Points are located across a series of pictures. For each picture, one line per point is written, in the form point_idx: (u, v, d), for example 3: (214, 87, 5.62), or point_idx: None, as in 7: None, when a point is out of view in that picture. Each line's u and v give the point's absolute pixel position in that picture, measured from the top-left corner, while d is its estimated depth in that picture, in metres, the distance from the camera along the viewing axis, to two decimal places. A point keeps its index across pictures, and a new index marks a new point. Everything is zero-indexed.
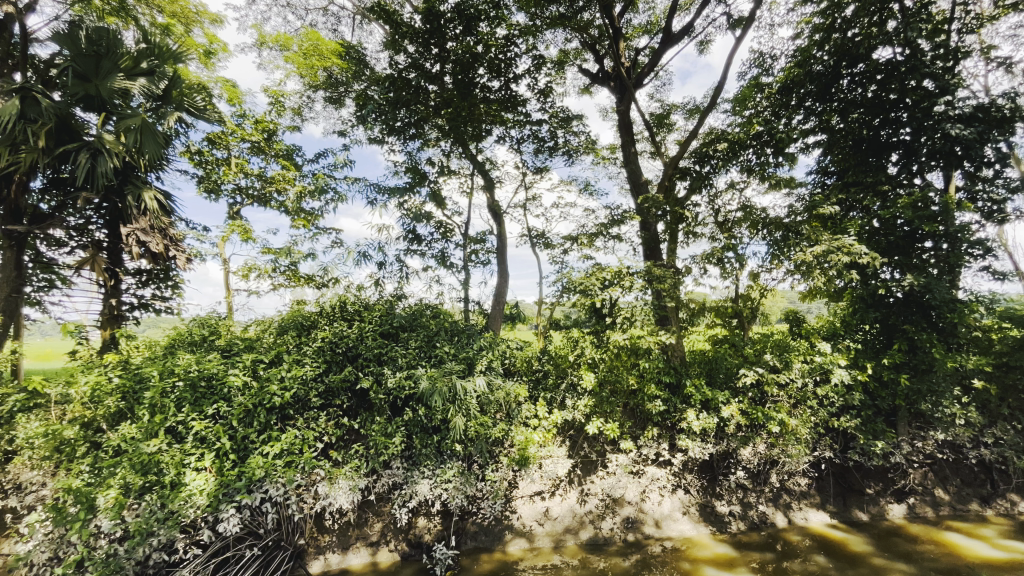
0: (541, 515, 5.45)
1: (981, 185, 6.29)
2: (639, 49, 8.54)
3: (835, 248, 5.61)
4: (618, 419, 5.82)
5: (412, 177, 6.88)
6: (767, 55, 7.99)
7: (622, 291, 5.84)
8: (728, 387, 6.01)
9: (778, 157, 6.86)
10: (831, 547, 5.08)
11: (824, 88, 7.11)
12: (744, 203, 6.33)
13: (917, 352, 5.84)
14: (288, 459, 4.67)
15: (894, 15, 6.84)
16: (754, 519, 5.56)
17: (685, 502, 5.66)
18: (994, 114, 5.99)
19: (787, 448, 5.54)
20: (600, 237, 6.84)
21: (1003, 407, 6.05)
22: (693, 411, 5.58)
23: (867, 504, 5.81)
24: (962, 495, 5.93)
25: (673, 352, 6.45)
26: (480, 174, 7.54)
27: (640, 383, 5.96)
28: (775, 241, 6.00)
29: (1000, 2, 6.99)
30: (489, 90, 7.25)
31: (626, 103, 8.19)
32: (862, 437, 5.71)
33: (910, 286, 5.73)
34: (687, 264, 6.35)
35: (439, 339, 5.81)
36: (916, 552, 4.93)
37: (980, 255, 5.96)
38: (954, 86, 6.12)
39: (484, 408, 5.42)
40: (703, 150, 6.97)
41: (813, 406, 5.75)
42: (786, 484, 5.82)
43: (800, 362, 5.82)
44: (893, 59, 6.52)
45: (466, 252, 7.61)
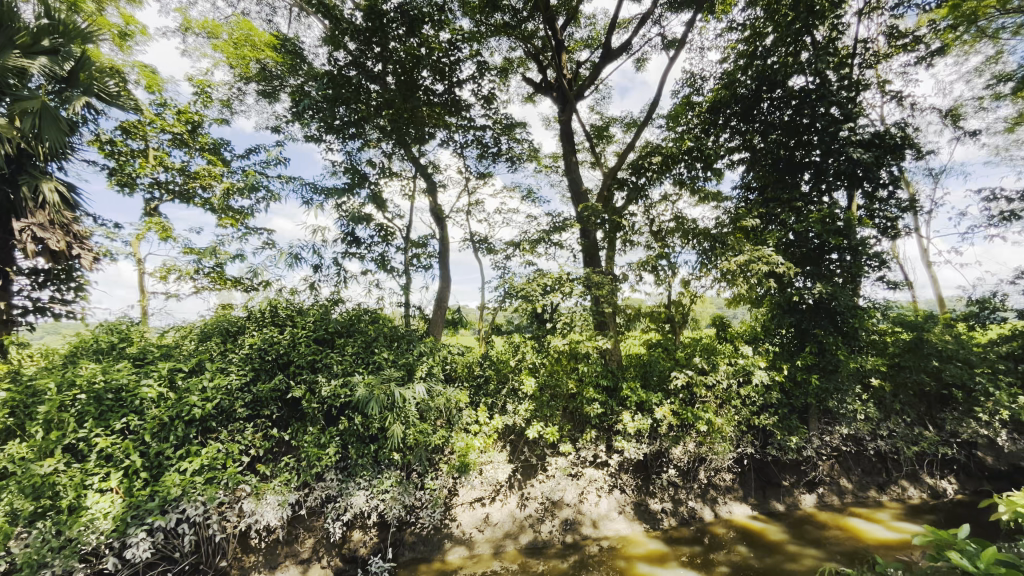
0: (481, 522, 5.42)
1: (878, 204, 7.04)
2: (580, 63, 8.81)
3: (756, 258, 6.06)
4: (557, 423, 5.91)
5: (351, 177, 6.64)
6: (698, 76, 8.49)
7: (562, 296, 5.99)
8: (661, 389, 6.29)
9: (707, 172, 7.30)
10: (752, 538, 5.43)
11: (747, 110, 7.64)
12: (676, 213, 6.68)
13: (825, 354, 6.41)
14: (209, 476, 4.34)
15: (807, 47, 7.51)
16: (684, 514, 5.83)
17: (620, 501, 5.82)
18: (888, 141, 6.77)
19: (714, 446, 5.87)
20: (542, 243, 6.94)
21: (896, 402, 6.75)
22: (628, 413, 5.80)
23: (783, 495, 6.26)
24: (863, 483, 6.52)
25: (611, 356, 6.64)
26: (423, 177, 7.41)
27: (578, 387, 6.08)
28: (703, 250, 6.38)
29: (894, 43, 7.87)
30: (432, 93, 7.20)
31: (568, 114, 8.42)
32: (779, 433, 6.15)
33: (819, 293, 6.28)
34: (623, 270, 6.60)
35: (378, 345, 5.61)
36: (823, 537, 5.39)
37: (877, 266, 6.66)
38: (856, 114, 6.82)
39: (424, 415, 5.32)
40: (639, 162, 7.30)
41: (737, 405, 6.13)
42: (713, 480, 6.15)
43: (726, 364, 6.20)
44: (806, 87, 7.13)
45: (407, 257, 7.42)
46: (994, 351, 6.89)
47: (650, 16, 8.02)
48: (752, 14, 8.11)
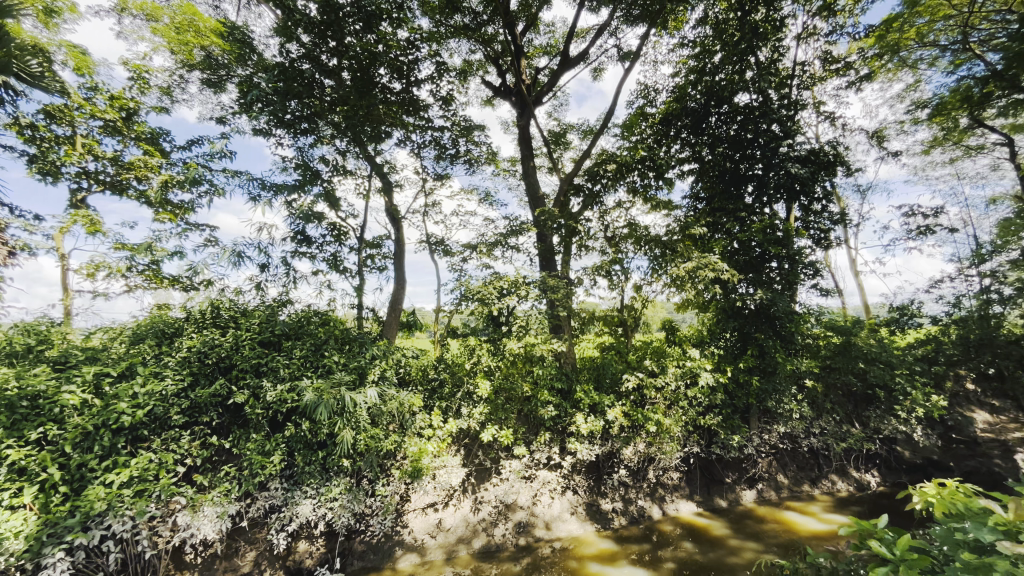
0: (433, 527, 5.35)
1: (813, 216, 7.53)
2: (539, 69, 8.92)
3: (703, 265, 6.32)
4: (512, 426, 5.92)
5: (302, 174, 6.39)
6: (651, 88, 8.79)
7: (518, 299, 6.02)
8: (613, 391, 6.45)
9: (659, 181, 7.55)
10: (697, 534, 5.64)
11: (697, 123, 7.98)
12: (630, 220, 6.88)
13: (765, 357, 6.78)
14: (139, 488, 4.04)
15: (751, 66, 7.93)
16: (634, 513, 5.99)
17: (573, 502, 5.91)
18: (822, 158, 7.27)
19: (662, 446, 6.05)
20: (499, 246, 6.95)
21: (827, 401, 7.21)
22: (581, 415, 5.90)
23: (725, 491, 6.55)
24: (798, 478, 6.92)
25: (565, 359, 6.73)
26: (378, 177, 7.25)
27: (533, 390, 6.11)
28: (655, 257, 6.60)
29: (828, 67, 8.45)
30: (390, 91, 7.15)
31: (526, 118, 8.50)
32: (723, 433, 6.43)
33: (760, 299, 6.63)
34: (578, 275, 6.72)
35: (328, 348, 5.42)
36: (762, 531, 5.68)
37: (812, 275, 7.11)
38: (794, 132, 7.28)
39: (375, 420, 5.19)
40: (595, 169, 7.47)
41: (684, 406, 6.35)
42: (661, 479, 6.34)
43: (674, 367, 6.44)
44: (750, 104, 7.53)
45: (360, 258, 7.23)
46: (912, 353, 7.51)
47: (606, 27, 8.23)
48: (702, 32, 8.50)
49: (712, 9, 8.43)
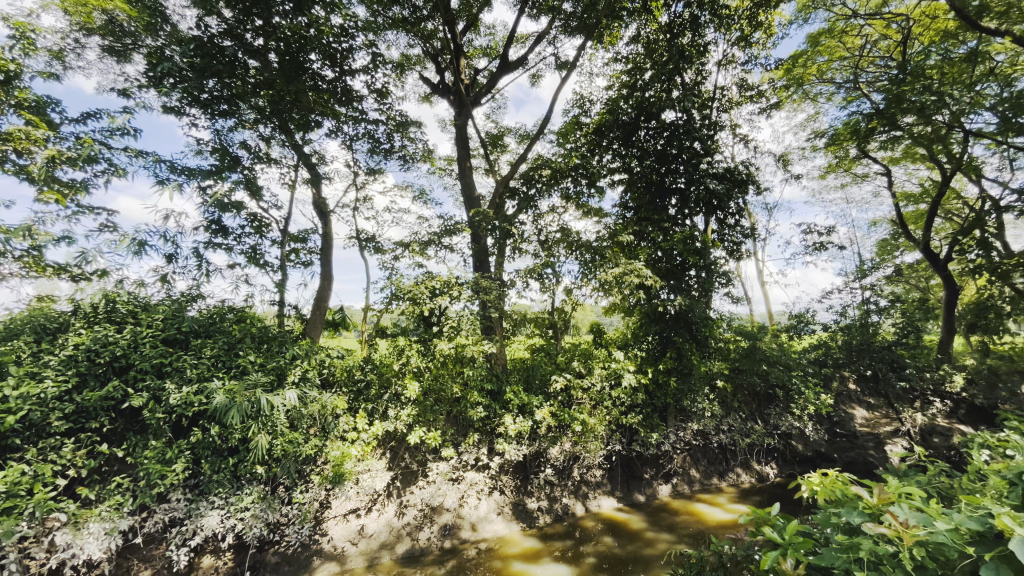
0: (355, 534, 5.17)
1: (727, 229, 8.17)
2: (478, 70, 8.92)
3: (629, 271, 6.63)
4: (440, 428, 5.85)
5: (219, 159, 5.90)
6: (587, 99, 9.08)
7: (451, 299, 5.98)
8: (542, 392, 6.58)
9: (591, 189, 7.81)
10: (616, 528, 5.90)
11: (627, 135, 8.34)
12: (562, 225, 7.06)
13: (682, 359, 7.25)
14: (7, 505, 3.54)
15: (678, 86, 8.43)
16: (558, 511, 6.14)
17: (500, 502, 5.95)
18: (737, 176, 7.94)
19: (587, 444, 6.24)
20: (433, 246, 6.86)
21: (735, 401, 7.78)
22: (510, 416, 5.98)
23: (643, 486, 6.89)
24: (708, 472, 7.43)
25: (496, 361, 6.75)
26: (306, 167, 6.88)
27: (463, 392, 6.06)
28: (585, 262, 6.81)
29: (744, 93, 9.21)
30: (321, 79, 6.81)
31: (464, 118, 8.47)
32: (643, 431, 6.74)
33: (679, 305, 7.09)
34: (511, 277, 6.78)
35: (243, 347, 5.04)
36: (675, 523, 6.05)
37: (725, 283, 7.72)
38: (713, 150, 7.85)
39: (294, 423, 4.91)
40: (530, 173, 7.63)
41: (608, 406, 6.60)
42: (585, 477, 6.54)
43: (600, 368, 6.72)
44: (676, 121, 7.98)
45: (283, 252, 6.80)
46: (806, 357, 8.36)
47: (545, 36, 8.40)
48: (635, 49, 8.93)
49: (644, 29, 8.88)
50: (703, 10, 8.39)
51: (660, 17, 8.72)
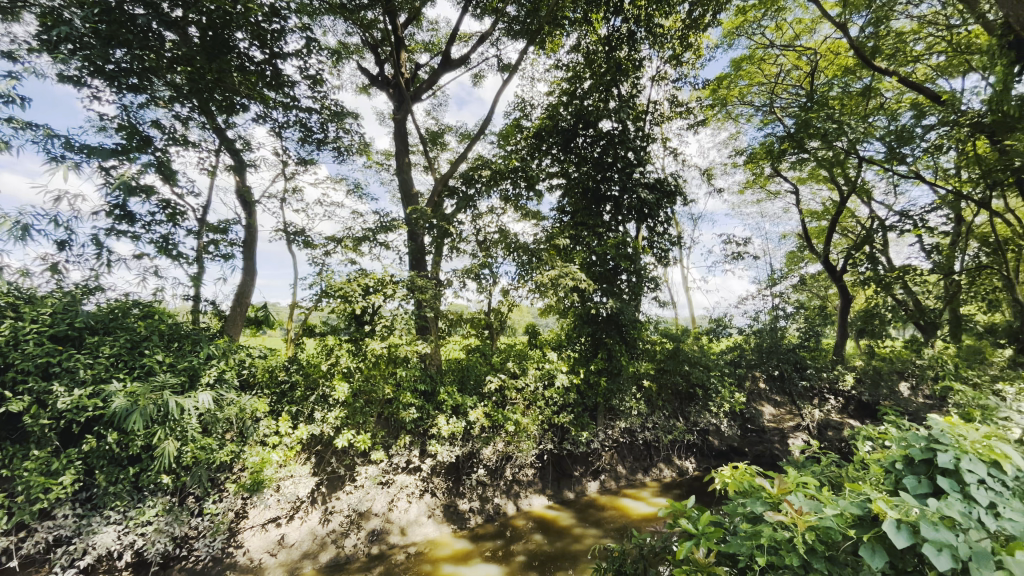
0: (273, 545, 4.88)
1: (656, 236, 8.60)
2: (419, 65, 8.76)
3: (564, 274, 6.79)
4: (370, 430, 5.65)
5: (126, 138, 5.34)
6: (528, 103, 9.18)
7: (384, 297, 5.84)
8: (476, 393, 6.57)
9: (530, 192, 7.90)
10: (546, 526, 6.01)
11: (566, 141, 8.49)
12: (501, 226, 7.09)
13: (612, 360, 7.56)
14: None
15: (615, 97, 8.75)
16: (490, 511, 6.16)
17: (430, 505, 5.87)
18: (666, 187, 8.42)
19: (519, 444, 6.30)
20: (367, 242, 6.62)
21: (660, 399, 8.15)
22: (444, 417, 5.91)
23: (573, 484, 7.08)
24: (633, 468, 7.77)
25: (431, 361, 6.63)
26: (229, 153, 6.41)
27: (395, 393, 5.89)
28: (522, 263, 6.90)
29: (674, 109, 9.74)
30: (248, 60, 6.37)
31: (403, 113, 8.29)
32: (573, 430, 6.89)
33: (611, 307, 7.37)
34: (448, 276, 6.71)
35: (150, 345, 4.59)
36: (601, 518, 6.28)
37: (653, 287, 8.14)
38: (645, 161, 8.24)
39: (207, 428, 4.55)
40: (470, 173, 7.60)
41: (541, 406, 6.71)
42: (517, 476, 6.60)
43: (534, 369, 6.84)
44: (612, 131, 8.27)
45: (200, 243, 6.27)
46: (723, 358, 8.98)
47: (488, 37, 8.42)
48: (575, 58, 9.17)
49: (584, 39, 9.14)
50: (639, 27, 8.79)
51: (599, 29, 9.03)
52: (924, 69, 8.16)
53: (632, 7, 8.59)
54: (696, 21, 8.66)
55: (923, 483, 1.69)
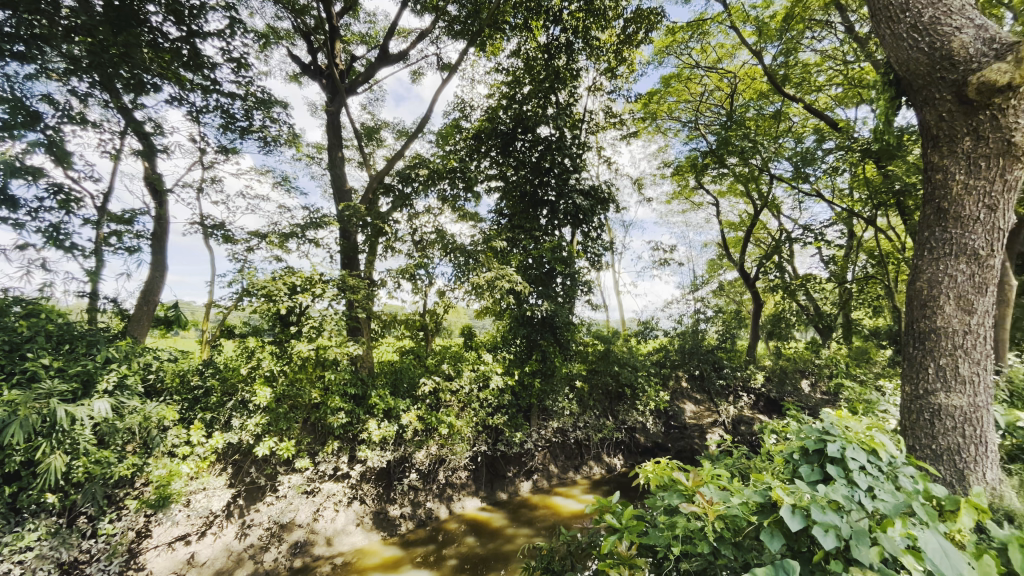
0: (181, 564, 4.51)
1: (589, 241, 8.91)
2: (355, 56, 8.45)
3: (501, 276, 6.84)
4: (294, 437, 5.34)
5: (10, 112, 4.68)
6: (467, 104, 9.15)
7: (313, 297, 5.59)
8: (409, 396, 6.42)
9: (468, 193, 7.87)
10: (479, 528, 6.01)
11: (505, 145, 8.52)
12: (438, 226, 7.01)
13: (546, 361, 7.71)
14: None
15: (553, 104, 8.93)
16: (421, 516, 6.06)
17: (359, 513, 5.68)
18: (599, 194, 8.75)
19: (453, 447, 6.25)
20: (295, 238, 6.29)
21: (592, 399, 8.39)
22: (375, 421, 5.72)
23: (506, 485, 7.12)
24: (565, 467, 7.95)
25: (362, 363, 6.39)
26: (136, 137, 5.82)
27: (323, 397, 5.63)
28: (458, 264, 6.86)
29: (608, 119, 10.11)
30: (162, 35, 5.85)
31: (337, 105, 7.96)
32: (507, 431, 6.93)
33: (545, 310, 7.51)
34: (382, 276, 6.52)
35: (34, 347, 4.05)
36: (533, 517, 6.39)
37: (586, 291, 8.40)
38: (580, 168, 8.50)
39: (104, 439, 4.09)
40: (407, 171, 7.37)
41: (476, 408, 6.68)
42: (450, 479, 6.54)
43: (469, 370, 6.83)
44: (550, 137, 8.44)
45: (98, 233, 5.64)
46: (649, 359, 9.45)
47: (428, 34, 8.30)
48: (515, 63, 9.27)
49: (524, 45, 9.27)
50: (576, 38, 9.07)
51: (539, 37, 9.21)
52: (825, 98, 9.08)
53: (570, 18, 8.85)
54: (630, 37, 9.08)
55: (814, 470, 1.87)
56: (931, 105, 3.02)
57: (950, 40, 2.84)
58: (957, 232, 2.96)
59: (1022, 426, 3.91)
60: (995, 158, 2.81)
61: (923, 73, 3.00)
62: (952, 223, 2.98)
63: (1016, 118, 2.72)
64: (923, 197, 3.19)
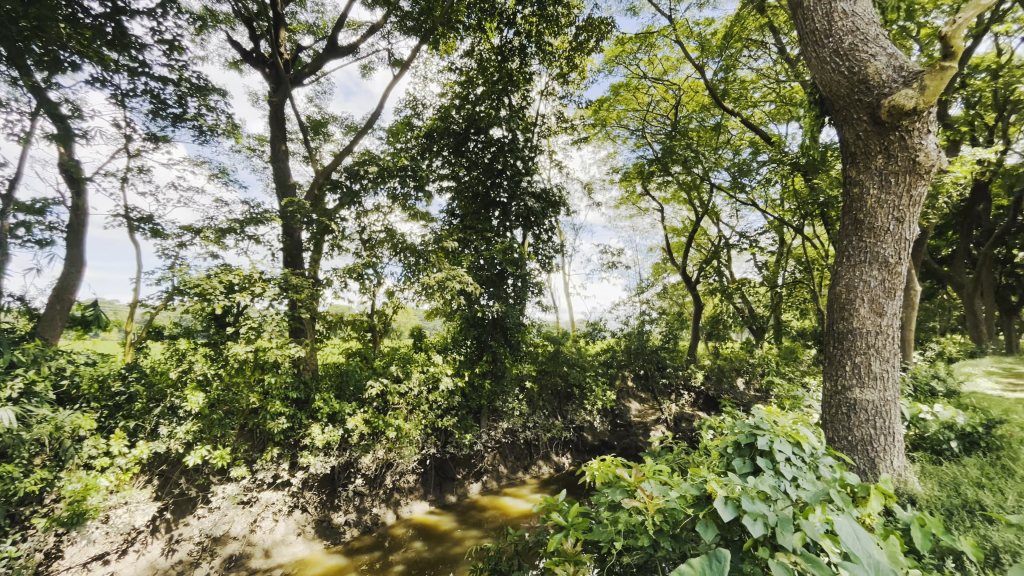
0: None
1: (540, 243, 9.01)
2: (301, 46, 8.11)
3: (451, 277, 6.79)
4: (230, 444, 5.04)
5: None
6: (419, 101, 9.00)
7: (252, 296, 5.31)
8: (355, 399, 6.16)
9: (419, 192, 7.75)
10: (427, 532, 5.93)
11: (458, 144, 8.43)
12: (387, 226, 6.84)
13: (496, 363, 7.71)
14: None
15: (506, 106, 8.97)
16: (367, 522, 5.90)
17: (300, 522, 5.45)
18: (550, 198, 8.87)
19: (400, 450, 6.13)
20: (232, 234, 5.94)
21: (542, 399, 8.47)
22: (318, 426, 5.50)
23: (455, 487, 7.06)
24: (514, 468, 7.98)
25: (305, 366, 6.12)
26: (51, 119, 5.31)
27: (261, 401, 5.36)
28: (408, 264, 6.73)
29: (560, 124, 10.28)
30: (82, 10, 5.38)
31: (281, 96, 7.61)
32: (457, 433, 6.87)
33: (496, 311, 7.53)
34: (328, 275, 6.29)
35: None
36: (482, 518, 6.38)
37: (536, 292, 8.49)
38: (531, 171, 8.57)
39: (8, 452, 3.69)
40: (355, 168, 7.18)
41: (425, 411, 6.57)
42: (397, 484, 6.40)
43: (418, 372, 6.71)
44: (502, 139, 8.44)
45: (2, 224, 5.09)
46: (597, 360, 9.67)
47: (379, 28, 8.10)
48: (469, 63, 9.23)
49: (477, 46, 9.24)
50: (530, 42, 9.16)
51: (492, 39, 9.23)
52: (760, 113, 9.67)
53: (523, 22, 8.95)
54: (581, 44, 9.30)
55: (746, 464, 1.99)
56: (850, 125, 3.29)
57: (866, 66, 3.12)
58: (870, 241, 3.25)
59: (924, 417, 4.34)
60: (902, 175, 3.11)
61: (843, 95, 3.26)
62: (867, 233, 3.27)
63: (919, 139, 3.01)
64: (842, 209, 3.47)
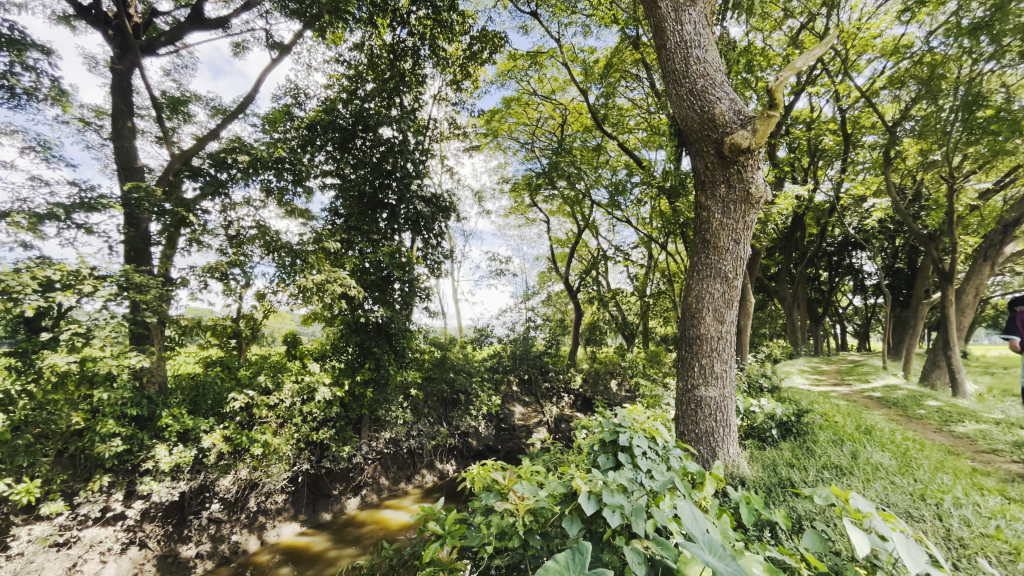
0: None
1: (429, 248, 8.91)
2: (156, 11, 7.07)
3: (332, 279, 6.42)
4: (43, 475, 4.17)
5: None
6: (301, 91, 8.37)
7: (79, 296, 4.43)
8: (214, 414, 5.50)
9: (298, 187, 7.18)
10: (297, 555, 5.51)
11: (344, 140, 7.90)
12: (259, 221, 6.23)
13: (379, 370, 7.38)
14: None
15: (397, 105, 8.73)
16: (224, 552, 5.28)
17: (137, 561, 4.70)
18: (440, 203, 8.84)
19: (267, 469, 5.63)
20: (53, 221, 4.94)
21: (428, 406, 8.33)
22: (165, 446, 4.80)
23: (331, 504, 6.61)
24: (397, 478, 7.72)
25: (149, 378, 5.31)
26: None
27: (89, 421, 4.52)
28: (283, 266, 6.20)
29: (452, 130, 10.29)
30: None
31: (129, 64, 6.56)
32: (334, 446, 6.44)
33: (381, 316, 7.27)
34: (183, 274, 5.53)
35: None
36: (359, 535, 6.10)
37: (424, 296, 8.35)
38: (422, 174, 8.43)
39: None
40: (222, 155, 6.38)
41: (297, 423, 6.06)
42: (263, 505, 5.83)
43: (291, 382, 6.18)
44: (392, 140, 8.16)
45: None
46: (484, 365, 9.79)
47: (256, 6, 7.39)
48: (358, 57, 8.82)
49: (368, 40, 8.88)
50: (423, 44, 9.05)
51: (384, 36, 8.95)
52: (634, 140, 10.68)
53: (418, 23, 8.82)
54: (475, 54, 9.44)
55: (609, 460, 2.15)
56: (701, 156, 3.77)
57: (713, 107, 3.61)
58: (715, 258, 3.75)
59: (754, 409, 5.09)
60: (739, 203, 3.65)
61: (695, 130, 3.73)
62: (712, 251, 3.76)
63: (751, 174, 3.56)
64: (694, 229, 3.95)
